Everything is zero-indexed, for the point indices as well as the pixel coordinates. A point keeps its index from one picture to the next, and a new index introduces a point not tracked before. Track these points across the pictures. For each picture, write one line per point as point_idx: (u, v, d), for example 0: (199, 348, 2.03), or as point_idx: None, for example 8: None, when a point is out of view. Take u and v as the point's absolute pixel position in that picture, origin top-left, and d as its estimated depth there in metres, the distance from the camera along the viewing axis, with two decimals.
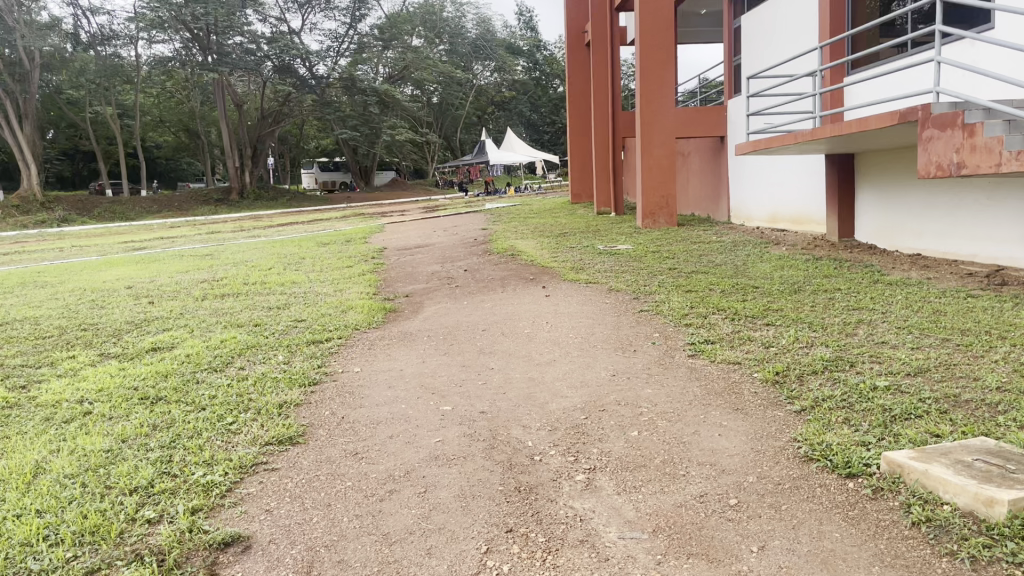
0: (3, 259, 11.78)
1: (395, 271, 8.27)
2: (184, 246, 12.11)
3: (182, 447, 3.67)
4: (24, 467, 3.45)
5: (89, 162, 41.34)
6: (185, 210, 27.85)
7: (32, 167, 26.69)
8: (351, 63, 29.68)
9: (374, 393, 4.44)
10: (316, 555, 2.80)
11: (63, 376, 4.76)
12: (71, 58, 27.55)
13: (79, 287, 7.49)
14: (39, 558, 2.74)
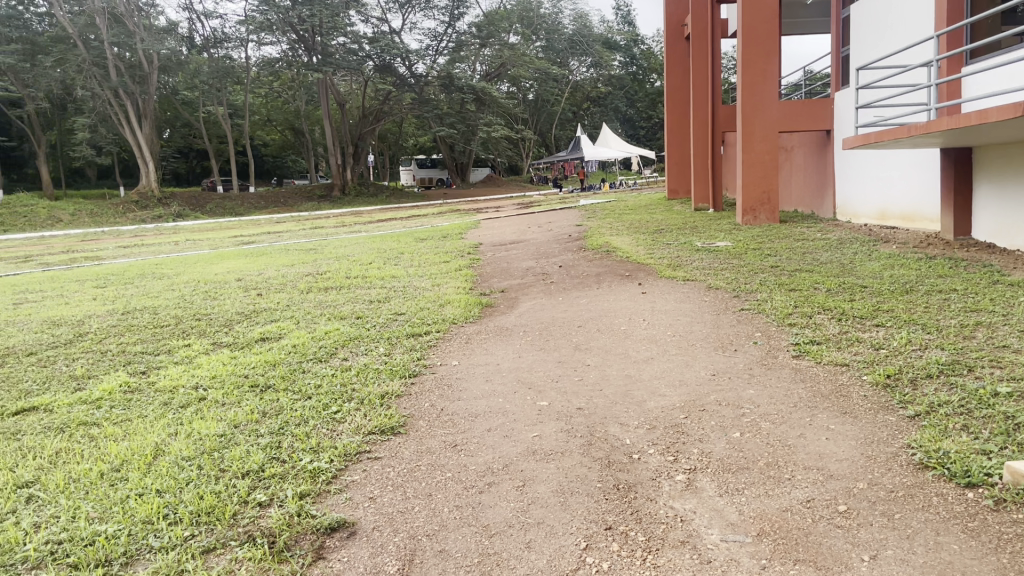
0: (126, 251, 12.52)
1: (490, 266, 8.33)
2: (290, 241, 12.53)
3: (290, 433, 3.82)
4: (146, 449, 3.65)
5: (202, 160, 43.36)
6: (290, 207, 28.85)
7: (149, 165, 28.15)
8: (449, 61, 30.06)
9: (472, 386, 4.49)
10: (418, 544, 2.85)
11: (180, 363, 5.01)
12: (187, 61, 28.94)
13: (193, 279, 7.87)
14: (160, 536, 2.89)
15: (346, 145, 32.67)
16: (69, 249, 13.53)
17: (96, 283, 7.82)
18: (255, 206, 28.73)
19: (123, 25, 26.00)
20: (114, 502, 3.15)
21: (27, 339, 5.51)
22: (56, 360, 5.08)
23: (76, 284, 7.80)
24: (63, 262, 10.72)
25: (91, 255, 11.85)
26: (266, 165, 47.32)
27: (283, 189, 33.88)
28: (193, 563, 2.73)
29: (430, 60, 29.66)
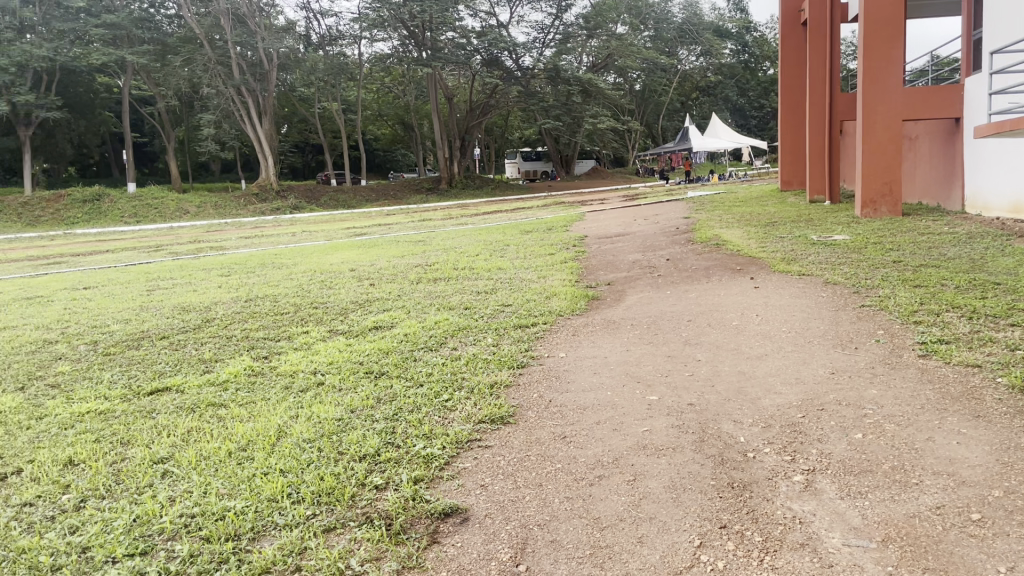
0: (247, 241, 13.15)
1: (596, 259, 8.29)
2: (399, 232, 12.86)
3: (404, 419, 3.91)
4: (270, 430, 3.82)
5: (317, 154, 45.00)
6: (400, 199, 29.51)
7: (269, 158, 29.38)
8: (556, 53, 29.99)
9: (581, 378, 4.50)
10: (530, 533, 2.88)
11: (299, 349, 5.22)
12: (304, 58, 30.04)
13: (308, 268, 8.17)
14: (284, 513, 3.02)
15: (453, 139, 33.18)
16: (196, 239, 14.30)
17: (221, 271, 8.23)
18: (366, 198, 29.56)
19: (246, 25, 27.25)
20: (241, 479, 3.31)
21: (161, 323, 5.86)
22: (187, 343, 5.38)
23: (204, 272, 8.24)
24: (191, 251, 11.34)
25: (216, 245, 12.50)
26: (377, 158, 48.66)
27: (393, 181, 34.75)
28: (316, 541, 2.85)
29: (537, 52, 29.68)
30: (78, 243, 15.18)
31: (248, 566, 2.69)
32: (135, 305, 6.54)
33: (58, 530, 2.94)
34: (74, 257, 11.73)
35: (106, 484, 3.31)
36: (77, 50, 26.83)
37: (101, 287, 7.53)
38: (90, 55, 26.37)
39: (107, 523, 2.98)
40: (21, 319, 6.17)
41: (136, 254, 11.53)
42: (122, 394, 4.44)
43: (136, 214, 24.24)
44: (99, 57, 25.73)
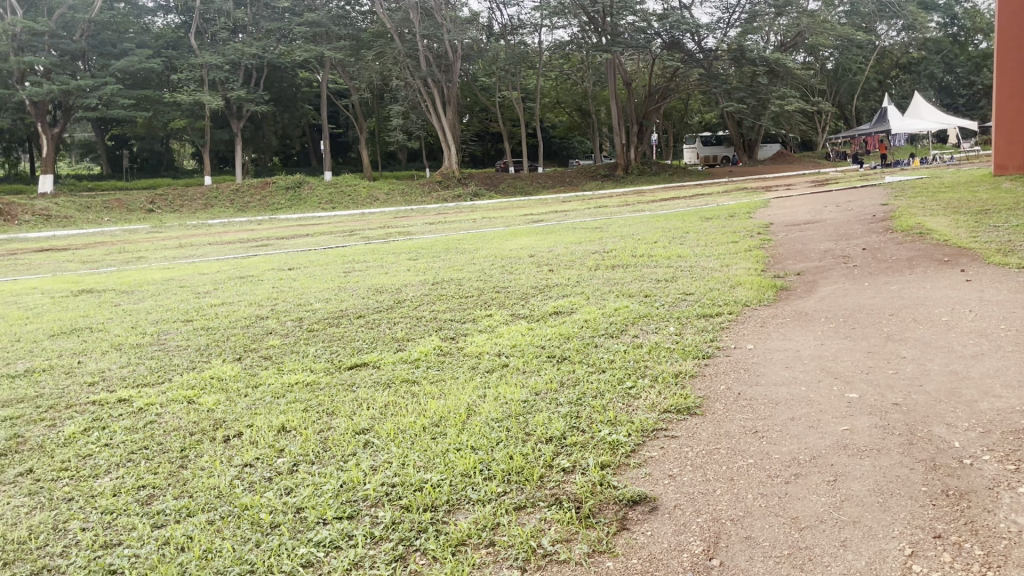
0: (432, 227, 13.71)
1: (784, 247, 7.93)
2: (577, 219, 12.93)
3: (588, 404, 3.93)
4: (460, 408, 3.96)
5: (496, 143, 46.13)
6: (576, 186, 29.72)
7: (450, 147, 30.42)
8: (742, 33, 28.86)
9: (771, 371, 4.33)
10: (723, 527, 2.79)
11: (484, 331, 5.37)
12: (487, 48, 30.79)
13: (490, 254, 8.39)
14: (477, 489, 3.13)
15: (631, 124, 32.94)
16: (385, 224, 15.07)
17: (410, 255, 8.63)
18: (543, 185, 30.00)
19: (433, 18, 28.25)
20: (436, 453, 3.45)
21: (357, 303, 6.24)
22: (380, 322, 5.68)
23: (394, 256, 8.66)
24: (382, 236, 11.98)
25: (404, 230, 13.10)
26: (553, 146, 49.19)
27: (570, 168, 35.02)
28: (508, 518, 2.92)
29: (721, 33, 28.73)
30: (283, 227, 16.43)
31: (445, 536, 2.80)
32: (334, 285, 6.99)
33: (275, 490, 3.20)
34: (280, 240, 12.74)
35: (314, 451, 3.56)
36: (282, 48, 29.00)
37: (304, 268, 8.10)
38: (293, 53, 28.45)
39: (318, 487, 3.21)
40: (237, 296, 6.76)
41: (334, 238, 12.32)
42: (325, 367, 4.77)
43: (331, 200, 25.94)
44: (301, 53, 27.65)
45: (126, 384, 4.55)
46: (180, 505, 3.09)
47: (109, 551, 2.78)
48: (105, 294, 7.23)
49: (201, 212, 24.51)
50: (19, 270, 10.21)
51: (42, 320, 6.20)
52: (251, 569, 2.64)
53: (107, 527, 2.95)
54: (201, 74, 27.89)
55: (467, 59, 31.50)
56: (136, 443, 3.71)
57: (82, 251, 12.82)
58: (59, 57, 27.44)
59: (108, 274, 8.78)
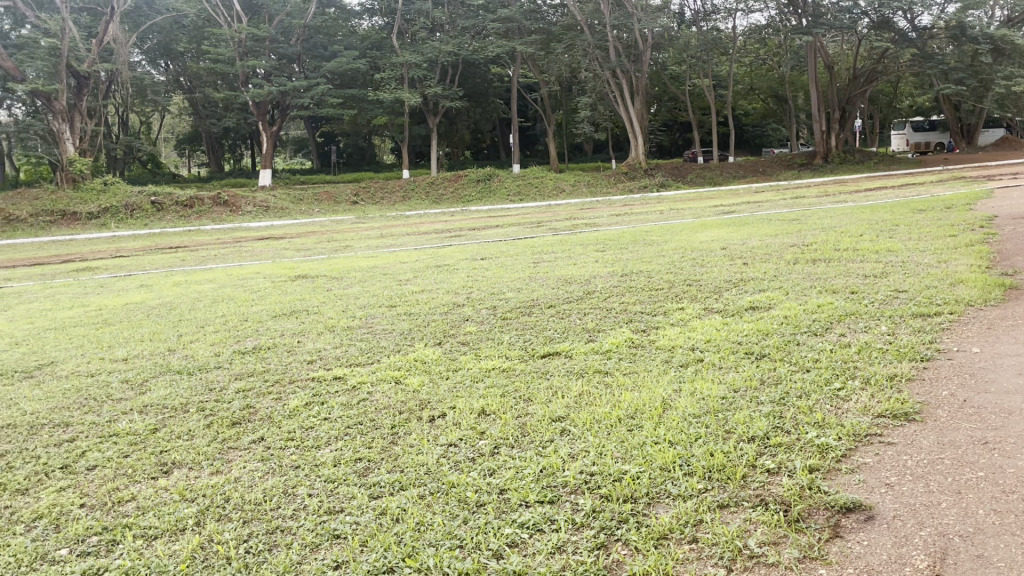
0: (620, 218, 13.64)
1: (1013, 242, 7.19)
2: (772, 210, 12.40)
3: (792, 405, 3.76)
4: (655, 401, 3.92)
5: (684, 132, 45.24)
6: (770, 176, 28.55)
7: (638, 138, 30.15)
8: (961, 9, 26.34)
9: (1001, 378, 3.94)
10: (951, 544, 2.58)
11: (676, 325, 5.28)
12: (678, 35, 30.05)
13: (681, 246, 8.25)
14: (677, 484, 3.08)
15: (833, 110, 31.23)
16: (572, 216, 15.18)
17: (598, 247, 8.65)
18: (734, 175, 29.08)
19: (624, 8, 27.86)
20: (634, 445, 3.43)
21: (548, 293, 6.33)
22: (570, 313, 5.73)
23: (582, 247, 8.72)
24: (569, 227, 12.09)
25: (591, 222, 13.14)
26: (745, 135, 47.54)
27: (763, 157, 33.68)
28: (711, 515, 2.86)
29: (938, 9, 26.50)
30: (473, 218, 16.98)
31: (647, 529, 2.79)
32: (525, 275, 7.14)
33: (480, 471, 3.32)
34: (473, 230, 13.17)
35: (514, 436, 3.65)
36: (476, 44, 30.03)
37: (495, 258, 8.33)
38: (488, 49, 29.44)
39: (519, 471, 3.29)
40: (435, 284, 7.08)
41: (522, 229, 12.57)
42: (520, 355, 4.89)
43: (519, 192, 26.54)
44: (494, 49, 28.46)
45: (339, 363, 4.90)
46: (393, 479, 3.28)
47: (333, 517, 3.01)
48: (317, 280, 7.78)
49: (399, 204, 25.90)
50: (244, 256, 11.22)
51: (265, 302, 6.80)
52: (461, 544, 2.76)
53: (329, 495, 3.19)
54: (402, 72, 29.46)
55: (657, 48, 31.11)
56: (351, 418, 3.98)
57: (297, 239, 13.88)
58: (278, 60, 29.95)
59: (320, 261, 9.46)
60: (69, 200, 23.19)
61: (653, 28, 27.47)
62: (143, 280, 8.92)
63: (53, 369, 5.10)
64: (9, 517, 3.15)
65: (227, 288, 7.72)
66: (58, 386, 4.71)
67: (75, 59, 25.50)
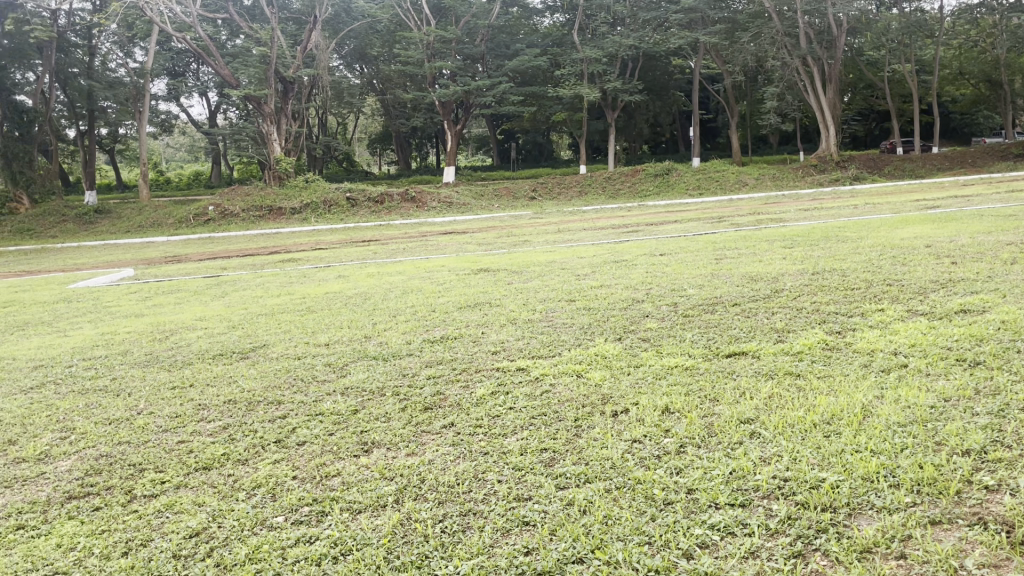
0: (808, 213, 12.98)
1: None
2: (984, 205, 11.32)
3: (1014, 418, 3.42)
4: (854, 408, 3.69)
5: (881, 122, 42.36)
6: (980, 168, 26.18)
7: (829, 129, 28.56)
8: None
9: None
10: None
11: (875, 327, 4.97)
12: (877, 19, 28.23)
13: (879, 243, 7.74)
14: (882, 495, 2.90)
15: None
16: (755, 211, 14.63)
17: (785, 243, 8.29)
18: (938, 168, 26.88)
19: None
20: (831, 452, 3.26)
21: (733, 291, 6.15)
22: (757, 312, 5.54)
23: (766, 244, 8.39)
24: (753, 223, 11.66)
25: (775, 217, 12.61)
26: (951, 123, 43.81)
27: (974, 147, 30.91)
28: (922, 530, 2.67)
29: None
30: (651, 213, 16.76)
31: (849, 540, 2.65)
32: (707, 272, 6.96)
33: (666, 468, 3.28)
34: (651, 226, 13.00)
35: (701, 435, 3.57)
36: (657, 37, 29.65)
37: (675, 254, 8.18)
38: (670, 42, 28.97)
39: (707, 471, 3.22)
40: (615, 279, 7.06)
41: (702, 225, 12.26)
42: (703, 353, 4.78)
43: (700, 186, 25.90)
44: (677, 41, 27.99)
45: (522, 355, 5.01)
46: (579, 471, 3.31)
47: (522, 505, 3.09)
48: (499, 274, 7.99)
49: (576, 199, 26.08)
50: (429, 250, 11.70)
51: (452, 294, 7.07)
52: (649, 540, 2.75)
53: (518, 482, 3.27)
54: (581, 68, 29.61)
55: (852, 34, 29.35)
56: (535, 409, 4.06)
57: (478, 234, 14.28)
58: (463, 61, 31.05)
59: (500, 255, 9.70)
60: (275, 197, 25.26)
61: (848, 12, 25.72)
62: (341, 270, 9.52)
63: (265, 351, 5.58)
64: (231, 483, 3.48)
65: (415, 280, 8.08)
66: (270, 367, 5.15)
67: (282, 66, 27.67)
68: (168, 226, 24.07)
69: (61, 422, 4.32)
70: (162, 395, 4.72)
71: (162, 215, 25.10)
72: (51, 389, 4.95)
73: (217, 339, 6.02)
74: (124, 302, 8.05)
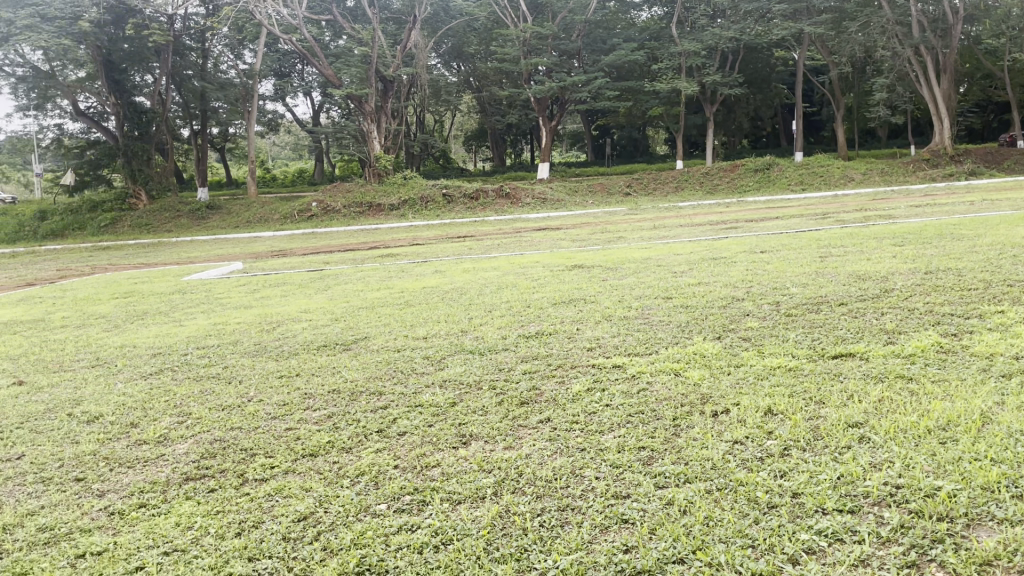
0: (920, 210, 12.40)
1: None
2: None
3: None
4: (973, 414, 3.51)
5: (1001, 113, 40.06)
6: None
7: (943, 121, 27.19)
8: None
9: None
10: None
11: (994, 330, 4.71)
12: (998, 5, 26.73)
13: (1000, 241, 7.33)
14: (1004, 506, 2.74)
15: None
16: (862, 207, 14.07)
17: (894, 241, 7.95)
18: None
19: None
20: (947, 460, 3.11)
21: (839, 290, 5.94)
22: (865, 312, 5.34)
23: (875, 241, 8.07)
24: (860, 219, 11.23)
25: (885, 214, 12.12)
26: None
27: None
28: None
29: None
30: (750, 209, 16.36)
31: (967, 552, 2.52)
32: (811, 270, 6.74)
33: (770, 471, 3.20)
34: (752, 222, 12.69)
35: (806, 438, 3.47)
36: (759, 28, 28.91)
37: (777, 251, 7.96)
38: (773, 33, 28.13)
39: (813, 475, 3.12)
40: (713, 277, 6.92)
41: (805, 221, 11.88)
42: (807, 354, 4.64)
43: (803, 182, 25.09)
44: (780, 32, 27.21)
45: (619, 352, 4.98)
46: (678, 470, 3.27)
47: (620, 502, 3.07)
48: (594, 270, 7.96)
49: (673, 195, 25.73)
50: (523, 246, 11.76)
51: (547, 290, 7.08)
52: (753, 543, 2.69)
53: (616, 480, 3.26)
54: (680, 62, 29.16)
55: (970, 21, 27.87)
56: (633, 407, 4.03)
57: (573, 231, 14.24)
58: (559, 57, 31.06)
59: (595, 252, 9.66)
60: (375, 193, 25.92)
61: None
62: (438, 265, 9.68)
63: (366, 343, 5.73)
64: (336, 470, 3.59)
65: (510, 276, 8.14)
66: (371, 358, 5.29)
67: (382, 65, 28.35)
68: (273, 222, 25.02)
69: (178, 407, 4.56)
70: (271, 383, 4.92)
71: (268, 211, 26.11)
72: (169, 375, 5.24)
73: (321, 330, 6.22)
74: (234, 294, 8.42)
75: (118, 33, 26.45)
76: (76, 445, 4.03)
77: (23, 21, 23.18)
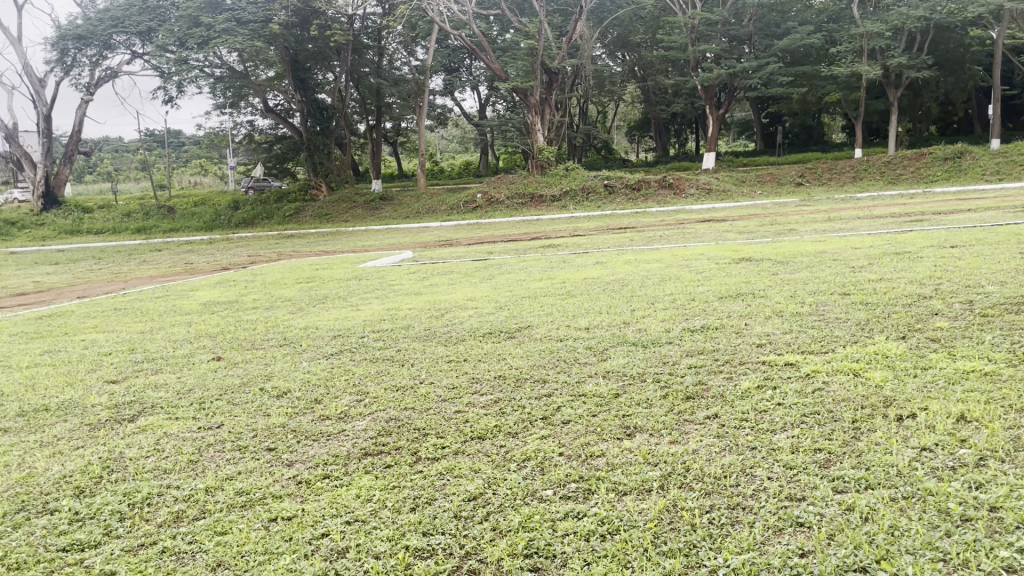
0: None
1: None
2: None
3: None
4: None
5: None
6: None
7: None
8: None
9: None
10: None
11: None
12: None
13: None
14: None
15: None
16: None
17: None
18: None
19: None
20: None
21: None
22: None
23: None
24: None
25: None
26: None
27: None
28: None
29: None
30: (937, 201, 15.20)
31: None
32: (1010, 267, 6.17)
33: (963, 482, 2.97)
34: (941, 215, 11.79)
35: (1005, 449, 3.18)
36: (953, 5, 26.73)
37: (969, 247, 7.34)
38: (969, 8, 25.85)
39: (1015, 489, 2.86)
40: (896, 273, 6.49)
41: (1003, 214, 10.89)
42: (1007, 358, 4.25)
43: (999, 171, 22.99)
44: (978, 9, 25.06)
45: (791, 349, 4.77)
46: (859, 475, 3.10)
47: (795, 504, 2.95)
48: (762, 263, 7.69)
49: (850, 185, 24.36)
50: (687, 238, 11.57)
51: (712, 283, 6.91)
52: (944, 557, 2.51)
53: (790, 481, 3.14)
54: (861, 45, 27.52)
55: None
56: (807, 407, 3.86)
57: (740, 222, 13.80)
58: (729, 43, 30.15)
59: (764, 244, 9.34)
60: (538, 184, 26.30)
61: None
62: (601, 257, 9.69)
63: (530, 331, 5.83)
64: (503, 454, 3.68)
65: (674, 268, 8.01)
66: (535, 347, 5.36)
67: (548, 57, 28.64)
68: (441, 212, 25.97)
69: (357, 386, 4.84)
70: (440, 367, 5.12)
71: (436, 202, 27.09)
72: (348, 356, 5.56)
73: (486, 318, 6.39)
74: (405, 281, 8.80)
75: (303, 34, 28.15)
76: (268, 417, 4.37)
77: (223, 25, 25.28)
